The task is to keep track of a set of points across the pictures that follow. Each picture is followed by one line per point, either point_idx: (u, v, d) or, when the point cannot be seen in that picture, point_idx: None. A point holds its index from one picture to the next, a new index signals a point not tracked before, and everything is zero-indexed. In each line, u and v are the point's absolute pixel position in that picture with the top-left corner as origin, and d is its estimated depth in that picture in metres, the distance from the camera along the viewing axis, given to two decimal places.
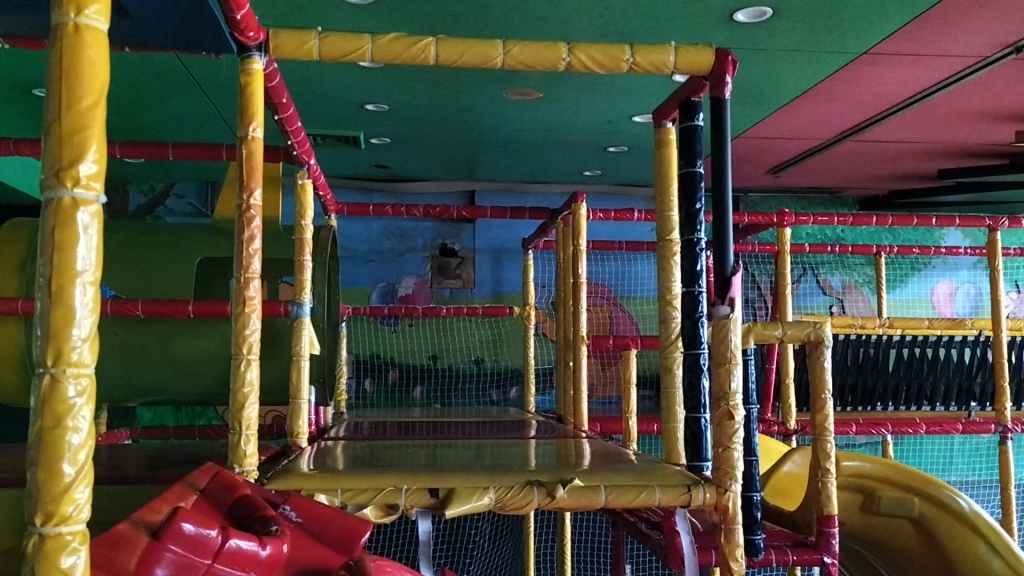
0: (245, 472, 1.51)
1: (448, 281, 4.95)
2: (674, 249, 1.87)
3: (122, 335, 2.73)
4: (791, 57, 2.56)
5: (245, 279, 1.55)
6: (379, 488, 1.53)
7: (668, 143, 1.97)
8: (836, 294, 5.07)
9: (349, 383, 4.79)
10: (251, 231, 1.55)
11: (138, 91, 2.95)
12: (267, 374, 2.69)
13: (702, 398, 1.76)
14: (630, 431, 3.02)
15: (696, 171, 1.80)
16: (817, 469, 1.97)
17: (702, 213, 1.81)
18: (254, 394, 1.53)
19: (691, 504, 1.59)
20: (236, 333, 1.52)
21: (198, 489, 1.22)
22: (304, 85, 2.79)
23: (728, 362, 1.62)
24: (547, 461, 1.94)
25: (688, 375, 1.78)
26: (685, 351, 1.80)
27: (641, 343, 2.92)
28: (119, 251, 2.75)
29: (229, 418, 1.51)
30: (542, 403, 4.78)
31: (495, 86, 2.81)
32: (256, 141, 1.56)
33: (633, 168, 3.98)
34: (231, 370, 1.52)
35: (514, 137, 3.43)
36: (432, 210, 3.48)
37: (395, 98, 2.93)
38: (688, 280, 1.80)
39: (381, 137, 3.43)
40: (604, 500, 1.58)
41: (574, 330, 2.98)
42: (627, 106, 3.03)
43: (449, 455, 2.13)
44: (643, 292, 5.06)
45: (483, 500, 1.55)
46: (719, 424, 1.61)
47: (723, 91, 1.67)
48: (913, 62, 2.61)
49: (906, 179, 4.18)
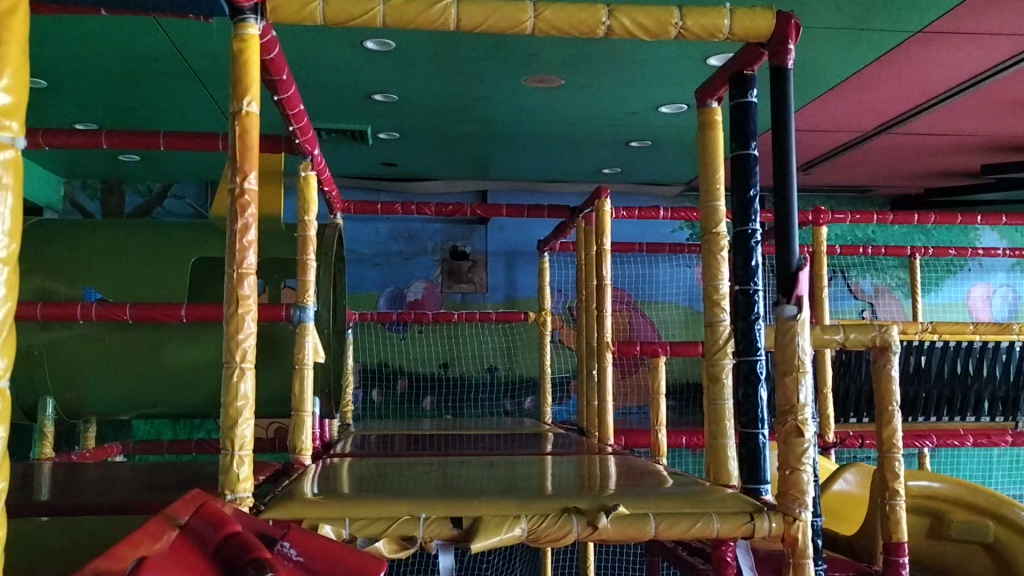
0: (238, 500, 1.29)
1: (460, 286, 4.74)
2: (722, 243, 1.69)
3: (110, 343, 2.52)
4: (835, 36, 2.35)
5: (238, 276, 1.32)
6: (393, 517, 1.32)
7: (714, 126, 1.76)
8: (867, 298, 4.86)
9: (356, 393, 4.58)
10: (245, 221, 1.33)
11: (127, 77, 2.77)
12: (269, 384, 2.49)
13: (760, 412, 1.54)
14: (660, 445, 2.80)
15: (749, 154, 1.58)
16: (884, 491, 1.78)
17: (756, 201, 1.58)
18: (250, 409, 1.31)
19: (756, 536, 1.37)
20: (228, 337, 1.31)
21: (180, 526, 1.02)
22: (308, 70, 2.59)
23: (796, 372, 1.40)
24: (581, 480, 1.74)
25: (742, 387, 1.56)
26: (738, 358, 1.58)
27: (672, 350, 2.70)
28: (108, 250, 2.56)
29: (220, 438, 1.30)
30: (559, 413, 4.57)
31: (514, 72, 2.61)
32: (252, 116, 1.35)
33: (656, 164, 3.77)
34: (222, 380, 1.31)
35: (531, 131, 3.24)
36: (443, 209, 3.27)
37: (405, 86, 2.73)
38: (742, 278, 1.57)
39: (390, 132, 3.23)
40: (653, 532, 1.37)
41: (599, 336, 2.77)
42: (653, 95, 2.82)
43: (472, 473, 1.92)
44: (699, 309, 4.88)
45: (513, 531, 1.33)
46: (785, 443, 1.40)
47: (786, 60, 1.45)
48: (969, 42, 2.40)
49: (942, 176, 3.97)
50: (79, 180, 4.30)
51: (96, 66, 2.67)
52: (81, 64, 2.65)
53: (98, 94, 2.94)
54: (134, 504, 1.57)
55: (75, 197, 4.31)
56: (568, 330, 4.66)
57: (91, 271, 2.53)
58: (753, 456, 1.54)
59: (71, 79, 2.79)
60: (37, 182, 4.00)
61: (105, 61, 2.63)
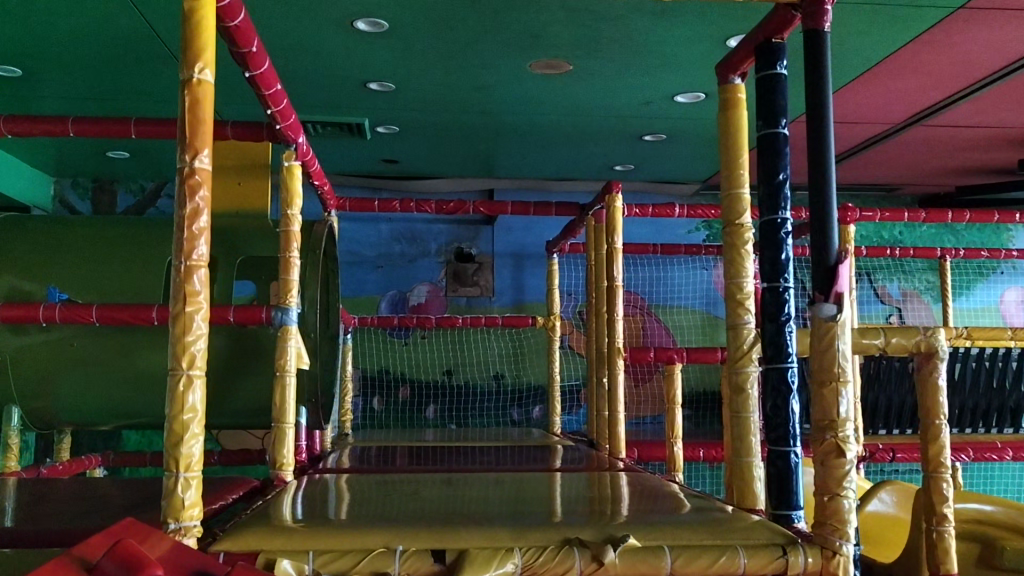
0: (183, 530, 1.11)
1: (465, 289, 4.56)
2: (746, 236, 1.50)
3: (80, 348, 2.35)
4: (869, 13, 2.17)
5: (186, 269, 1.14)
6: (366, 550, 1.15)
7: (738, 104, 1.57)
8: (894, 302, 4.65)
9: (356, 401, 4.41)
10: (195, 204, 1.14)
11: (103, 61, 2.62)
12: (249, 394, 2.28)
13: (792, 427, 1.34)
14: (675, 458, 2.59)
15: (779, 133, 1.39)
16: (931, 516, 1.59)
17: (787, 186, 1.39)
18: (198, 423, 1.13)
19: (790, 573, 1.18)
20: (175, 340, 1.12)
21: (90, 569, 0.85)
22: (297, 53, 2.43)
23: (837, 382, 1.20)
24: (583, 504, 1.54)
25: (770, 399, 1.36)
26: (766, 366, 1.38)
27: (688, 356, 2.50)
28: (80, 249, 2.40)
29: (162, 457, 1.12)
30: (569, 423, 4.38)
31: (519, 56, 2.44)
32: (206, 85, 1.16)
33: (671, 160, 3.58)
34: (167, 390, 1.13)
35: (538, 124, 3.06)
36: (445, 207, 3.09)
37: (402, 73, 2.56)
38: (770, 274, 1.38)
39: (388, 125, 3.07)
40: (669, 569, 1.18)
41: (609, 341, 2.57)
42: (668, 82, 2.64)
43: (470, 492, 1.74)
44: (717, 313, 4.68)
45: (504, 567, 1.15)
46: (823, 464, 1.20)
47: (823, 22, 1.26)
48: (1014, 20, 2.22)
49: (974, 173, 3.76)
50: (70, 178, 4.16)
51: (69, 49, 2.52)
52: (53, 46, 2.50)
53: (77, 81, 2.79)
54: (82, 527, 1.39)
55: (65, 196, 4.16)
56: (578, 335, 4.48)
57: (62, 269, 2.37)
58: (784, 477, 1.34)
59: (45, 64, 2.64)
60: (24, 180, 3.85)
61: (79, 43, 2.48)
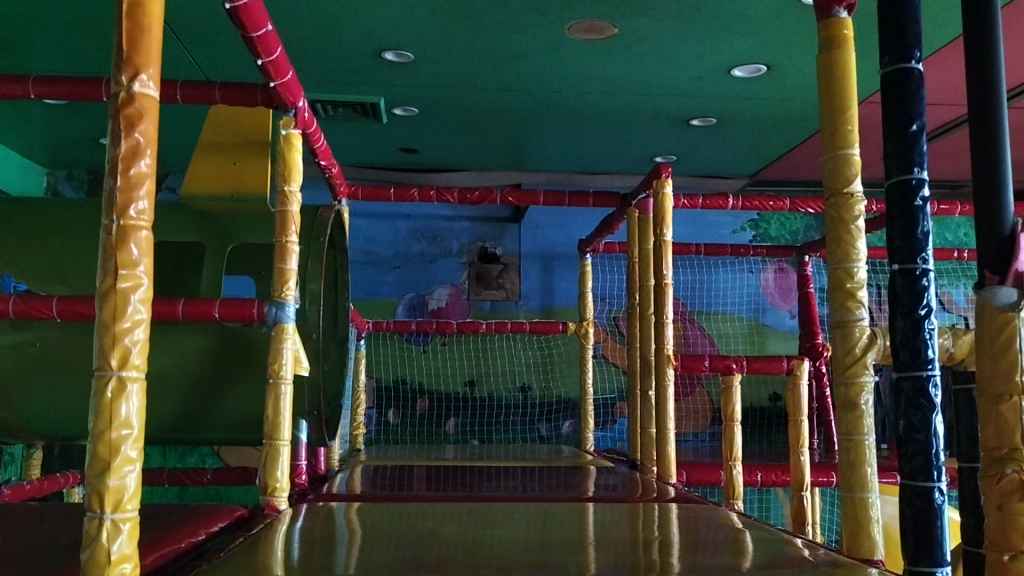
0: None
1: (488, 292, 4.24)
2: (857, 208, 1.19)
3: (41, 348, 2.04)
4: None
5: (120, 229, 0.82)
6: None
7: (845, 43, 1.22)
8: (960, 311, 4.34)
9: (370, 414, 4.10)
10: (133, 141, 0.83)
11: (84, 22, 2.34)
12: (238, 403, 1.96)
13: (935, 455, 1.02)
14: (734, 484, 2.24)
15: (911, 71, 1.06)
16: None
17: (922, 139, 1.06)
18: (135, 444, 0.83)
19: None
20: (100, 324, 0.81)
21: None
22: (304, 19, 2.13)
23: (1020, 396, 0.87)
24: (631, 555, 1.21)
25: (903, 415, 1.04)
26: (897, 374, 1.05)
27: (749, 366, 2.17)
28: (42, 234, 2.09)
29: (83, 492, 0.81)
30: (602, 440, 4.03)
31: (554, 19, 2.12)
32: None
33: (717, 150, 3.27)
34: (90, 399, 0.82)
35: (572, 104, 2.75)
36: (468, 196, 2.79)
37: (421, 40, 2.26)
38: (904, 253, 1.05)
39: (405, 105, 2.77)
40: None
41: (658, 348, 2.24)
42: (725, 51, 2.31)
43: (504, 532, 1.41)
44: (764, 321, 4.33)
45: None
46: (1002, 509, 0.86)
47: None
48: None
49: None
50: (65, 169, 3.90)
51: (48, 9, 2.26)
52: (33, 5, 2.24)
53: (64, 47, 2.53)
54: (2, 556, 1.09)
55: (58, 188, 3.90)
56: (613, 345, 4.15)
57: (22, 258, 2.07)
58: (924, 521, 1.00)
59: (26, 26, 2.38)
60: (14, 171, 3.59)
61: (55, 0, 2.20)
